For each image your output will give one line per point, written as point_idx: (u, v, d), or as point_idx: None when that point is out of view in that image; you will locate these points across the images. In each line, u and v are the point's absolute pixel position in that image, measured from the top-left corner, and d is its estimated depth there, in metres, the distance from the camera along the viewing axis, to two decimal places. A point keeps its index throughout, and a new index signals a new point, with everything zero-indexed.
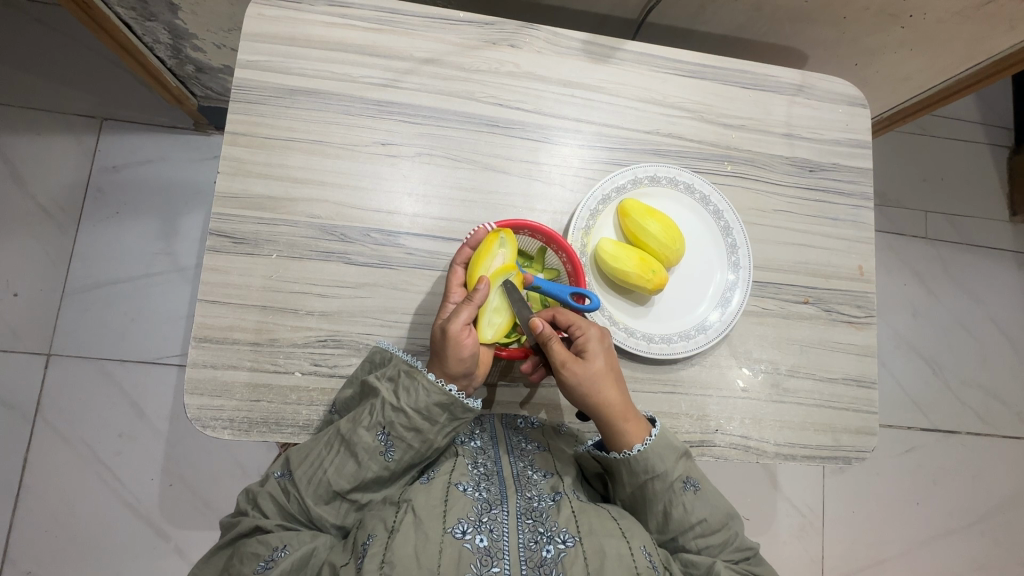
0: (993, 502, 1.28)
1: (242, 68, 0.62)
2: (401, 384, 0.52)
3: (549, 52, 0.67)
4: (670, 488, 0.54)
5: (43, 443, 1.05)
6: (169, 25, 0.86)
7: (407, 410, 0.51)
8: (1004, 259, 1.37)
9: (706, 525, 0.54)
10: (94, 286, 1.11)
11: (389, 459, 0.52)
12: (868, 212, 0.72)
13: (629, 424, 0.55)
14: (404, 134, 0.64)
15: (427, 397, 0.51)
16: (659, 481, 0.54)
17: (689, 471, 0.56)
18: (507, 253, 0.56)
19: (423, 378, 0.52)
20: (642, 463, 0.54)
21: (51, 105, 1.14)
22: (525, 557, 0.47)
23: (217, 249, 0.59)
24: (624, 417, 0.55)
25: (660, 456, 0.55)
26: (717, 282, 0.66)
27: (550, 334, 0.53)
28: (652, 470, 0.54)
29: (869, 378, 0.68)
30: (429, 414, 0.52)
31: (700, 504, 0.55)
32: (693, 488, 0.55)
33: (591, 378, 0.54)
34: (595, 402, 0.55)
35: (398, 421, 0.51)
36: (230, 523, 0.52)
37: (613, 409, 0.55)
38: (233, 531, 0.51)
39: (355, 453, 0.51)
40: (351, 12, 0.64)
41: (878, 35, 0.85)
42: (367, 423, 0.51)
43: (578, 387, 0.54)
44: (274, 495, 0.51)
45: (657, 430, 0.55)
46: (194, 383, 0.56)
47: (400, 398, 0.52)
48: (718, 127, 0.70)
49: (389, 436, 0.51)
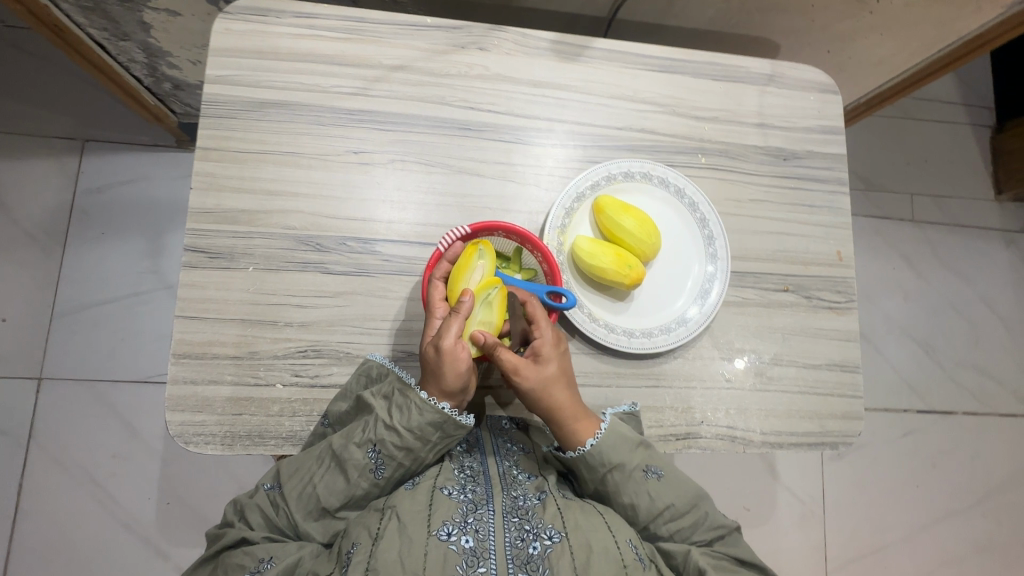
0: (992, 482, 1.28)
1: (211, 84, 0.62)
2: (395, 402, 0.52)
3: (518, 53, 0.68)
4: (632, 478, 0.55)
5: (37, 468, 1.05)
6: (142, 43, 0.87)
7: (400, 429, 0.51)
8: (990, 237, 1.37)
9: (675, 510, 0.55)
10: (82, 307, 1.11)
11: (379, 476, 0.52)
12: (843, 197, 0.73)
13: (579, 424, 0.55)
14: (375, 141, 0.64)
15: (421, 416, 0.51)
16: (619, 472, 0.55)
17: (649, 459, 0.56)
18: (486, 263, 0.55)
19: (416, 397, 0.52)
20: (598, 457, 0.54)
21: (33, 129, 1.14)
22: (512, 556, 0.47)
23: (192, 265, 0.59)
24: (575, 416, 0.55)
25: (615, 448, 0.55)
26: (696, 275, 0.66)
27: (494, 344, 0.52)
28: (609, 463, 0.54)
29: (853, 363, 0.69)
30: (422, 434, 0.51)
31: (665, 490, 0.55)
32: (654, 474, 0.55)
33: (544, 381, 0.54)
34: (547, 405, 0.54)
35: (389, 440, 0.51)
36: (217, 535, 0.53)
37: (564, 410, 0.55)
38: (218, 543, 0.51)
39: (346, 470, 0.51)
40: (319, 23, 0.65)
41: (847, 21, 0.85)
42: (359, 440, 0.51)
43: (531, 390, 0.54)
44: (262, 507, 0.52)
45: (606, 423, 0.56)
46: (176, 400, 0.56)
47: (393, 417, 0.52)
48: (690, 120, 0.70)
49: (380, 454, 0.51)
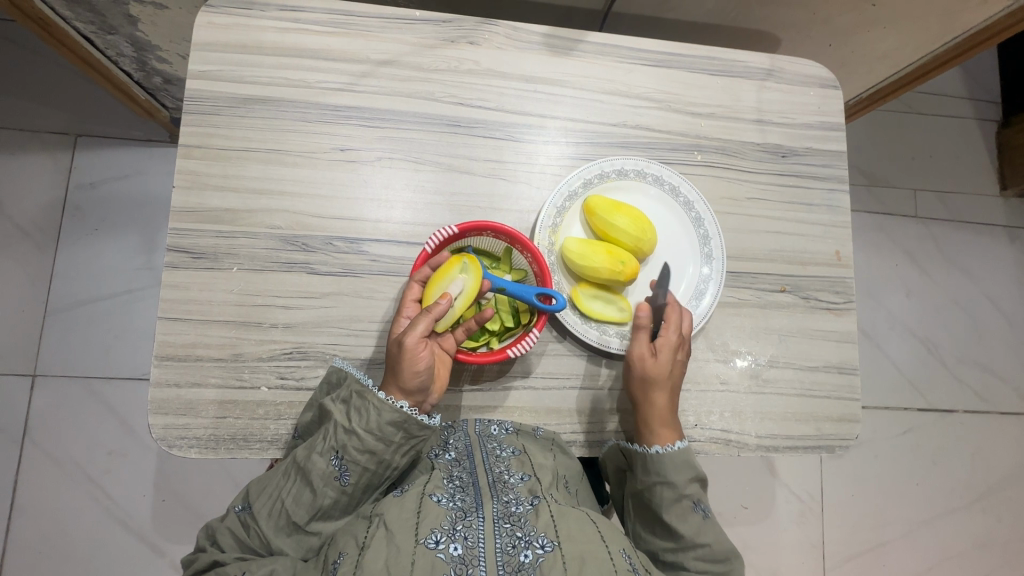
0: (993, 481, 1.27)
1: (194, 79, 0.60)
2: (353, 406, 0.51)
3: (510, 47, 0.66)
4: (680, 501, 0.57)
5: (31, 464, 1.05)
6: (130, 37, 0.85)
7: (360, 432, 0.50)
8: (994, 234, 1.35)
9: (708, 551, 0.56)
10: (77, 304, 1.10)
11: (345, 483, 0.50)
12: (842, 195, 0.71)
13: (658, 428, 0.58)
14: (364, 138, 0.62)
15: (380, 416, 0.50)
16: (670, 490, 0.57)
17: (700, 495, 0.58)
18: (467, 279, 0.53)
19: (374, 398, 0.51)
20: (657, 465, 0.57)
21: (25, 124, 1.13)
22: (502, 562, 0.45)
23: (175, 265, 0.58)
24: (658, 421, 0.58)
25: (677, 467, 0.57)
26: (691, 275, 0.65)
27: (642, 322, 0.60)
28: (665, 476, 0.57)
29: (851, 365, 0.67)
30: (383, 434, 0.50)
31: (705, 528, 0.57)
32: (701, 510, 0.57)
33: (648, 374, 0.58)
34: (642, 395, 0.59)
35: (350, 445, 0.50)
36: (189, 562, 0.51)
37: (653, 409, 0.58)
38: (191, 569, 0.50)
39: (310, 481, 0.50)
40: (305, 16, 0.63)
41: (850, 14, 0.83)
42: (321, 449, 0.50)
43: (636, 374, 0.59)
44: (233, 529, 0.51)
45: (681, 443, 0.58)
46: (159, 403, 0.55)
47: (352, 421, 0.50)
48: (686, 116, 0.69)
49: (343, 461, 0.50)
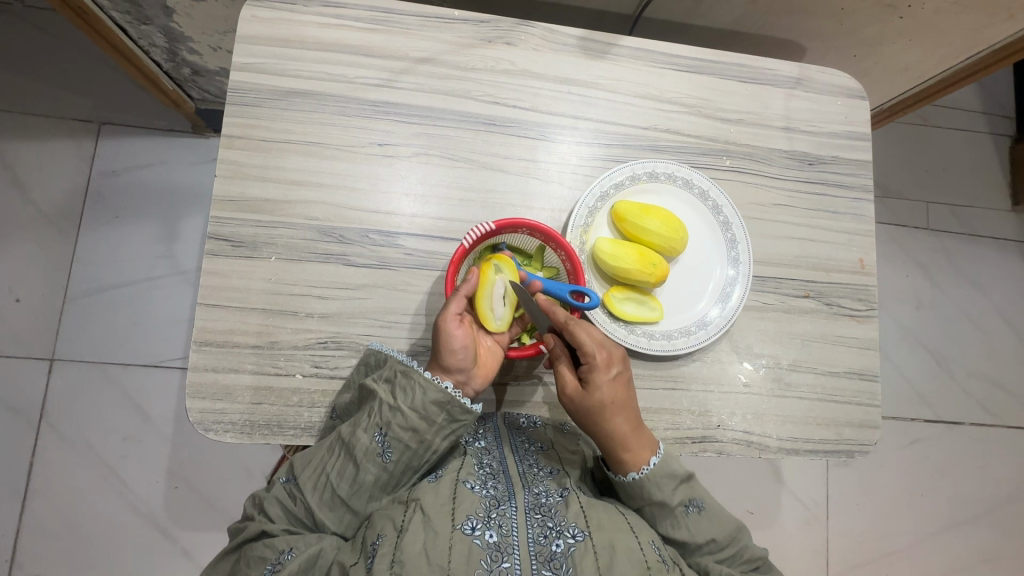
0: (998, 494, 1.28)
1: (237, 72, 0.62)
2: (398, 384, 0.52)
3: (545, 49, 0.67)
4: (674, 514, 0.55)
5: (49, 447, 1.06)
6: (164, 28, 0.86)
7: (405, 410, 0.51)
8: (1005, 248, 1.36)
9: (716, 544, 0.55)
10: (96, 290, 1.11)
11: (387, 460, 0.51)
12: (867, 204, 0.72)
13: (628, 451, 0.55)
14: (400, 134, 0.63)
15: (424, 396, 0.52)
16: (659, 507, 0.55)
17: (692, 493, 0.56)
18: (505, 276, 0.56)
19: (419, 377, 0.52)
20: (640, 491, 0.55)
21: (51, 111, 1.14)
22: (535, 552, 0.46)
23: (216, 253, 0.59)
24: (623, 446, 0.55)
25: (659, 485, 0.54)
26: (717, 278, 0.66)
27: (557, 354, 0.56)
28: (650, 498, 0.55)
29: (871, 372, 0.68)
30: (426, 413, 0.52)
31: (706, 524, 0.55)
32: (696, 508, 0.55)
33: (590, 408, 0.55)
34: (595, 430, 0.55)
35: (395, 422, 0.51)
36: (239, 528, 0.53)
37: (612, 439, 0.55)
38: (240, 536, 0.52)
39: (354, 456, 0.51)
40: (346, 12, 0.64)
41: (877, 26, 0.84)
42: (366, 425, 0.51)
43: (578, 412, 0.55)
44: (280, 499, 0.52)
45: (657, 458, 0.55)
46: (196, 387, 0.56)
47: (397, 399, 0.52)
48: (715, 122, 0.70)
49: (387, 437, 0.51)
